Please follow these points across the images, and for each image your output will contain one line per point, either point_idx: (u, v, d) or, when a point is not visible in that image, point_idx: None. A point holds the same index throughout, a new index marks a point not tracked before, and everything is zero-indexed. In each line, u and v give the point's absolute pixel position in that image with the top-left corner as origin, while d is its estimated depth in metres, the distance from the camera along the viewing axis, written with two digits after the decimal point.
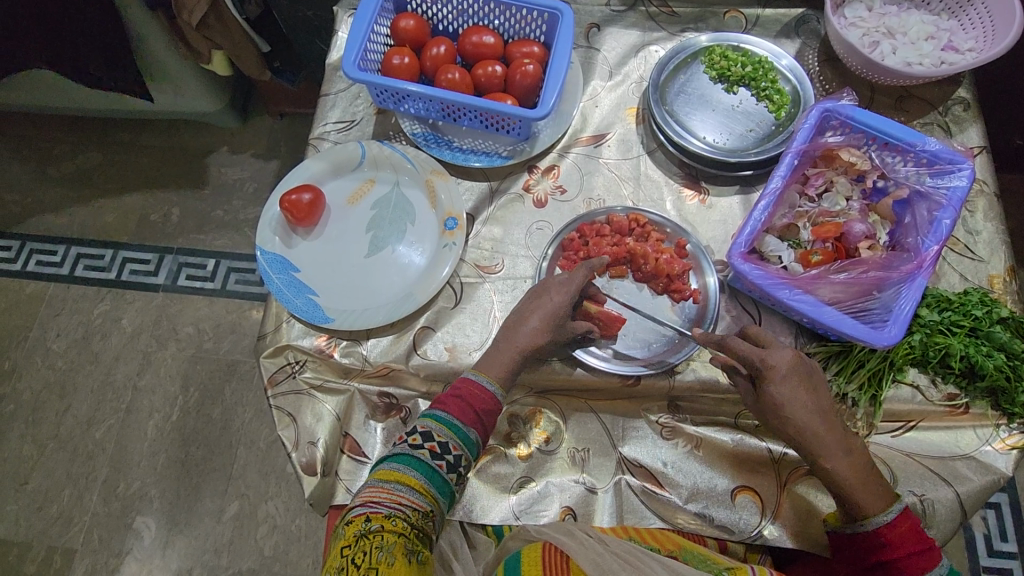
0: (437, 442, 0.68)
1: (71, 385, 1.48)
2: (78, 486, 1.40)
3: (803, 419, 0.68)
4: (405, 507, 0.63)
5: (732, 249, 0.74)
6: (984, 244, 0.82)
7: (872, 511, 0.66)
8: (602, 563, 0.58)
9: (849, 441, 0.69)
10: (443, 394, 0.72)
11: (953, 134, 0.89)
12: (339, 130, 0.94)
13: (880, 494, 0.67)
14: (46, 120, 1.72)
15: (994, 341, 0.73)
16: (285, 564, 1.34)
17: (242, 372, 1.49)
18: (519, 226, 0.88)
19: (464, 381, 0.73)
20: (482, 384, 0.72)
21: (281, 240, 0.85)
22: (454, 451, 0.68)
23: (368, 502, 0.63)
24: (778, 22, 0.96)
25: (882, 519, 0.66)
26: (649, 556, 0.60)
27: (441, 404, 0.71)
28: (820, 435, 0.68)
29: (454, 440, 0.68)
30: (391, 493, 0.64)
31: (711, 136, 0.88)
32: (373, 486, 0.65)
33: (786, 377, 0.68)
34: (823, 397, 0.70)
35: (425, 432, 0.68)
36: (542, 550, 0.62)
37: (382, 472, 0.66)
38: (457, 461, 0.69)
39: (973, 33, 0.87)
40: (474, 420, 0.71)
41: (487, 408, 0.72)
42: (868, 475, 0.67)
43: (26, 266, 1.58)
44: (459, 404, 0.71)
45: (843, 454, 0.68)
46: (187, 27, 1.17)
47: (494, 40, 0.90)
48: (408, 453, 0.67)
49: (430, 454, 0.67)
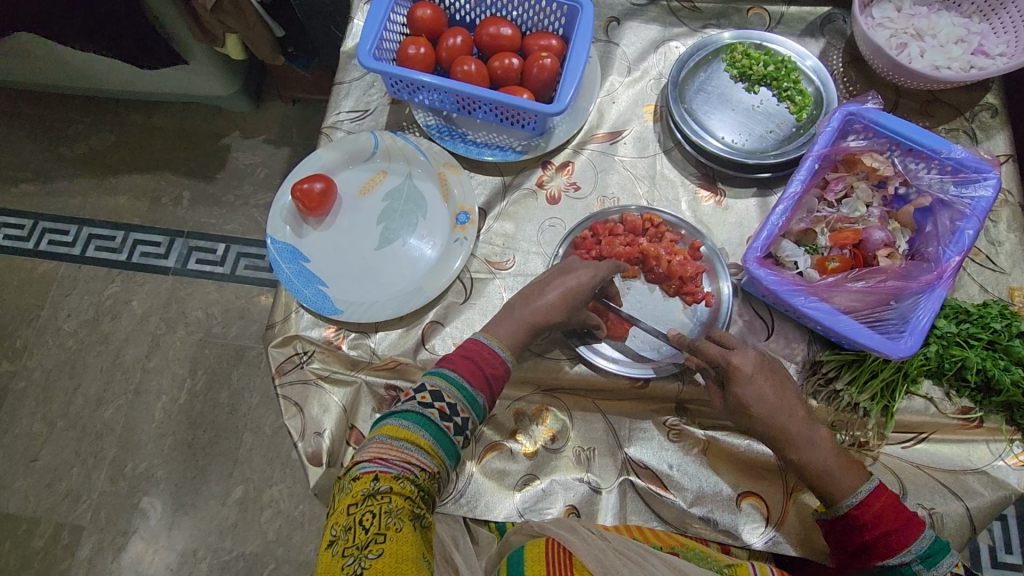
0: (447, 402, 0.67)
1: (81, 365, 1.50)
2: (87, 465, 1.42)
3: (772, 412, 0.68)
4: (414, 467, 0.63)
5: (748, 253, 0.72)
6: (1006, 255, 0.81)
7: (842, 496, 0.66)
8: (605, 560, 0.58)
9: (813, 430, 0.69)
10: (452, 354, 0.71)
11: (980, 141, 0.87)
12: (353, 119, 0.93)
13: (848, 475, 0.67)
14: (60, 100, 1.72)
15: (1012, 356, 0.71)
16: (287, 550, 1.36)
17: (250, 357, 1.50)
18: (532, 223, 0.87)
19: (474, 343, 0.72)
20: (492, 347, 0.72)
21: (292, 229, 0.84)
22: (462, 414, 0.67)
23: (377, 459, 0.63)
24: (803, 21, 0.94)
25: (852, 502, 0.66)
26: (651, 552, 0.60)
27: (451, 363, 0.70)
28: (786, 430, 0.68)
29: (461, 401, 0.68)
30: (400, 452, 0.63)
31: (730, 136, 0.87)
32: (381, 442, 0.64)
33: (751, 379, 0.69)
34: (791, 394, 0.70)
35: (435, 391, 0.67)
36: (546, 546, 0.62)
37: (391, 427, 0.65)
38: (465, 424, 0.68)
39: (1005, 38, 0.85)
40: (482, 384, 0.70)
41: (496, 373, 0.71)
42: (840, 461, 0.67)
43: (38, 245, 1.59)
44: (469, 364, 0.70)
45: (806, 444, 0.68)
46: (202, 11, 1.16)
47: (512, 32, 0.88)
48: (418, 412, 0.66)
49: (439, 415, 0.66)
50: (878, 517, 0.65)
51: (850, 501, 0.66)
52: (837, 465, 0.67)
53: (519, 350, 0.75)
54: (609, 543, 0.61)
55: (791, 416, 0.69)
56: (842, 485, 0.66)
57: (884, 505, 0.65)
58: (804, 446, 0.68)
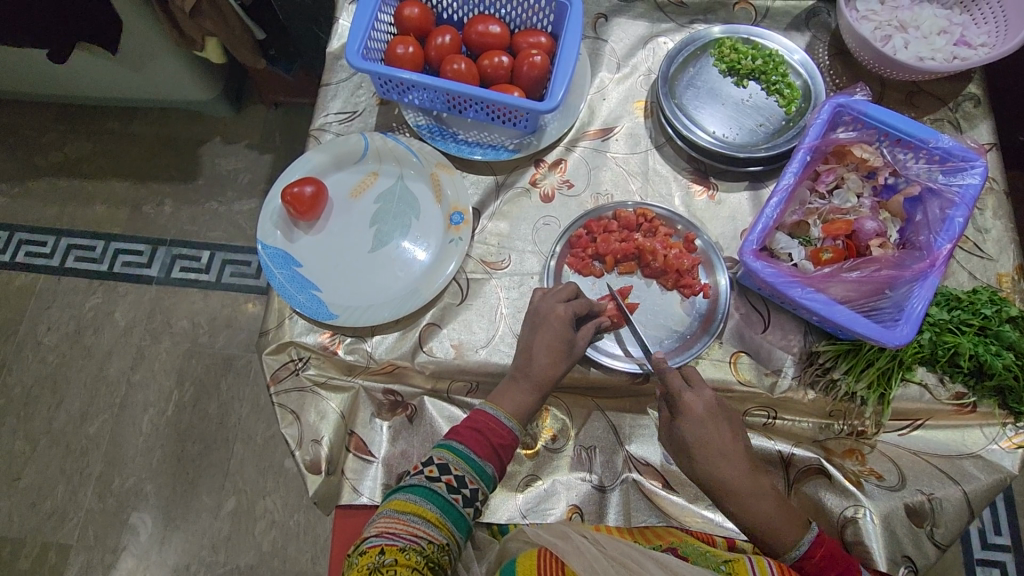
0: (454, 474, 0.67)
1: (64, 379, 1.46)
2: (72, 482, 1.38)
3: (717, 465, 0.68)
4: (421, 540, 0.62)
5: (744, 247, 0.72)
6: (993, 242, 0.82)
7: (787, 546, 0.65)
8: (596, 567, 0.57)
9: (756, 481, 0.67)
10: (460, 425, 0.71)
11: (964, 130, 0.88)
12: (341, 121, 0.92)
13: (791, 522, 0.66)
14: (34, 110, 1.68)
15: (1003, 341, 0.72)
16: (283, 560, 1.34)
17: (239, 366, 1.47)
18: (526, 221, 0.86)
19: (481, 414, 0.72)
20: (498, 417, 0.72)
21: (283, 234, 0.83)
22: (470, 485, 0.67)
23: (384, 533, 0.62)
24: (788, 15, 0.94)
25: (797, 552, 0.64)
26: (642, 553, 0.59)
27: (458, 436, 0.70)
28: (728, 479, 0.67)
29: (469, 473, 0.68)
30: (407, 525, 0.62)
31: (721, 130, 0.87)
32: (389, 516, 0.63)
33: (698, 417, 0.69)
34: (738, 441, 0.69)
35: (442, 464, 0.68)
36: (537, 557, 0.60)
37: (398, 501, 0.65)
38: (474, 495, 0.68)
39: (985, 29, 0.86)
40: (490, 454, 0.70)
41: (503, 442, 0.71)
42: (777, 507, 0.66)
43: (14, 258, 1.55)
44: (476, 438, 0.70)
45: (749, 499, 0.66)
46: (180, 14, 1.13)
47: (500, 29, 0.88)
48: (424, 485, 0.66)
49: (447, 488, 0.66)
50: (826, 564, 0.64)
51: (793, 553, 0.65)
52: (781, 518, 0.65)
53: (528, 418, 0.74)
54: (602, 551, 0.60)
55: (734, 466, 0.67)
56: (788, 534, 0.65)
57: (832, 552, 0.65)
58: (745, 493, 0.66)
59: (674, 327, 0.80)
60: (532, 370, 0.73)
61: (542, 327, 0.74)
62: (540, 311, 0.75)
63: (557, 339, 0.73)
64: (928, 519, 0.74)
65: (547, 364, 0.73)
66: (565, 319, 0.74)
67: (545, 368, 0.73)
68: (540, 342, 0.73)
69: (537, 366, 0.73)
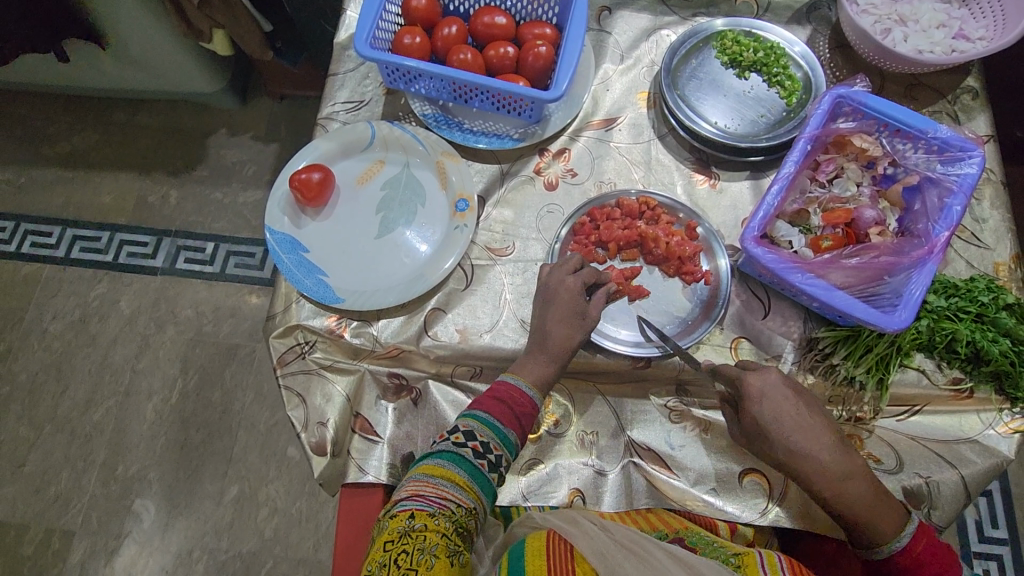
0: (480, 441, 0.68)
1: (69, 367, 1.47)
2: (76, 469, 1.39)
3: (807, 447, 0.67)
4: (450, 504, 0.63)
5: (745, 233, 0.73)
6: (990, 232, 0.83)
7: (887, 537, 0.67)
8: (604, 551, 0.57)
9: (849, 462, 0.67)
10: (483, 395, 0.73)
11: (962, 122, 0.89)
12: (348, 110, 0.93)
13: (888, 513, 0.67)
14: (41, 101, 1.69)
15: (1000, 327, 0.73)
16: (285, 547, 1.35)
17: (242, 356, 1.48)
18: (530, 209, 0.88)
19: (503, 384, 0.73)
20: (520, 387, 0.73)
21: (290, 220, 0.84)
22: (495, 451, 0.69)
23: (414, 497, 0.63)
24: (789, 8, 0.96)
25: (898, 544, 0.67)
26: (654, 543, 0.58)
27: (481, 405, 0.72)
28: (815, 463, 0.67)
29: (494, 439, 0.69)
30: (437, 488, 0.63)
31: (722, 121, 0.89)
32: (418, 479, 0.65)
33: (774, 401, 0.69)
34: (819, 422, 0.69)
35: (468, 430, 0.69)
36: (547, 540, 0.61)
37: (427, 466, 0.66)
38: (499, 461, 0.69)
39: (984, 22, 0.88)
40: (514, 422, 0.71)
41: (525, 411, 0.72)
42: (872, 496, 0.67)
43: (20, 246, 1.56)
44: (500, 406, 0.71)
45: (844, 482, 0.66)
46: (188, 4, 1.15)
47: (506, 20, 0.89)
48: (452, 450, 0.67)
49: (473, 453, 0.67)
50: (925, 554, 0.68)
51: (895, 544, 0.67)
52: (874, 501, 0.66)
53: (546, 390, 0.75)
54: (610, 535, 0.60)
55: (820, 446, 0.67)
56: (885, 524, 0.67)
57: (927, 542, 0.68)
58: (840, 483, 0.66)
59: (675, 313, 0.81)
60: (536, 351, 0.75)
61: (545, 312, 0.75)
62: (550, 284, 0.77)
63: (558, 323, 0.74)
64: (926, 501, 0.75)
65: (553, 344, 0.74)
66: (569, 302, 0.75)
67: (546, 349, 0.74)
68: (543, 325, 0.75)
69: (541, 349, 0.75)
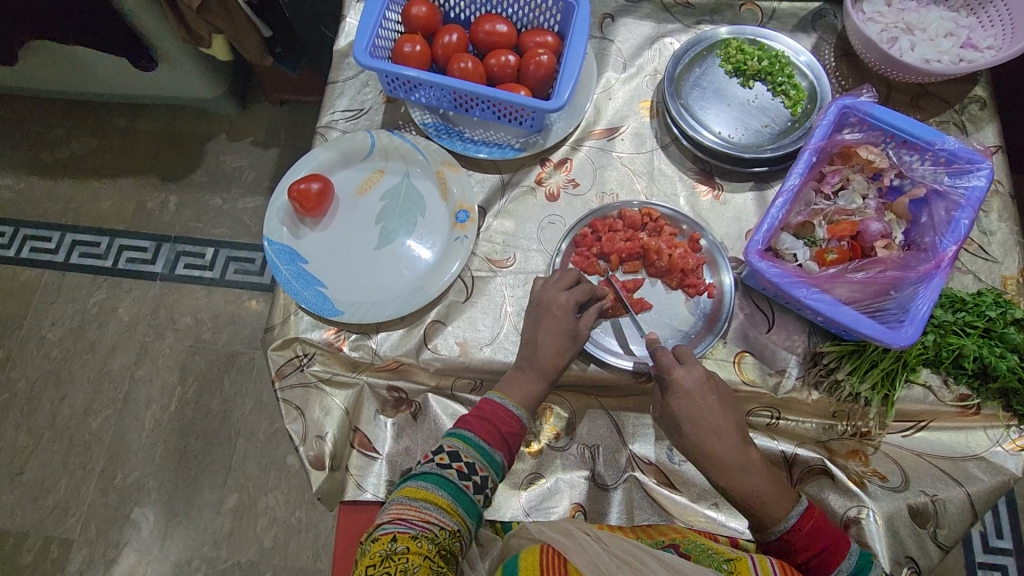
0: (464, 462, 0.67)
1: (67, 375, 1.46)
2: (75, 477, 1.39)
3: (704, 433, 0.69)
4: (433, 526, 0.62)
5: (749, 247, 0.72)
6: (998, 244, 0.82)
7: (775, 519, 0.65)
8: (600, 564, 0.56)
9: (744, 455, 0.68)
10: (468, 414, 0.71)
11: (969, 133, 0.88)
12: (348, 119, 0.92)
13: (782, 497, 0.66)
14: (41, 106, 1.69)
15: (1008, 343, 0.72)
16: (284, 557, 1.34)
17: (242, 363, 1.48)
18: (531, 220, 0.87)
19: (488, 403, 0.72)
20: (506, 405, 0.72)
21: (289, 230, 0.83)
22: (480, 472, 0.67)
23: (397, 520, 0.62)
24: (795, 16, 0.95)
25: (785, 525, 0.64)
26: (644, 552, 0.58)
27: (468, 425, 0.70)
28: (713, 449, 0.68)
29: (480, 460, 0.68)
30: (419, 511, 0.62)
31: (726, 131, 0.87)
32: (401, 502, 0.63)
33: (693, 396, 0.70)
34: (727, 417, 0.70)
35: (452, 451, 0.68)
36: (541, 553, 0.59)
37: (410, 489, 0.64)
38: (484, 482, 0.68)
39: (992, 32, 0.86)
40: (499, 442, 0.70)
41: (511, 430, 0.71)
42: (766, 482, 0.67)
43: (19, 252, 1.55)
44: (486, 426, 0.70)
45: (738, 471, 0.67)
46: (187, 11, 1.14)
47: (507, 29, 0.88)
48: (436, 472, 0.66)
49: (458, 474, 0.66)
50: (811, 538, 0.63)
51: (780, 526, 0.64)
52: (769, 489, 0.66)
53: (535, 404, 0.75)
54: (606, 548, 0.58)
55: (724, 440, 0.68)
56: (775, 508, 0.65)
57: (814, 524, 0.64)
58: (734, 468, 0.67)
59: (678, 327, 0.80)
60: (534, 364, 0.74)
61: (544, 326, 0.74)
62: (543, 300, 0.76)
63: (554, 336, 0.74)
64: (932, 520, 0.75)
65: (552, 356, 0.73)
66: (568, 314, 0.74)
67: (546, 362, 0.73)
68: (543, 340, 0.74)
69: (541, 363, 0.73)
